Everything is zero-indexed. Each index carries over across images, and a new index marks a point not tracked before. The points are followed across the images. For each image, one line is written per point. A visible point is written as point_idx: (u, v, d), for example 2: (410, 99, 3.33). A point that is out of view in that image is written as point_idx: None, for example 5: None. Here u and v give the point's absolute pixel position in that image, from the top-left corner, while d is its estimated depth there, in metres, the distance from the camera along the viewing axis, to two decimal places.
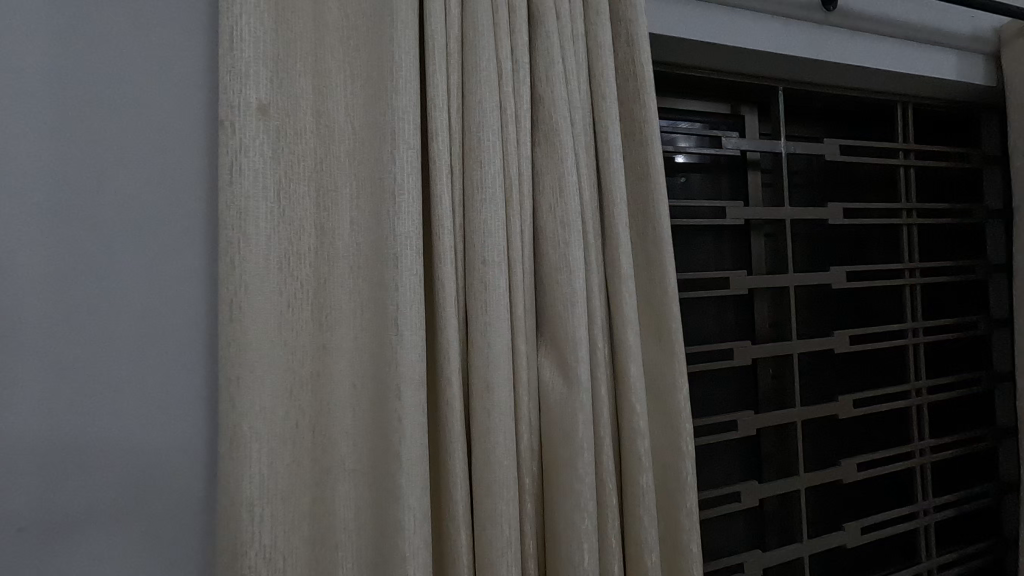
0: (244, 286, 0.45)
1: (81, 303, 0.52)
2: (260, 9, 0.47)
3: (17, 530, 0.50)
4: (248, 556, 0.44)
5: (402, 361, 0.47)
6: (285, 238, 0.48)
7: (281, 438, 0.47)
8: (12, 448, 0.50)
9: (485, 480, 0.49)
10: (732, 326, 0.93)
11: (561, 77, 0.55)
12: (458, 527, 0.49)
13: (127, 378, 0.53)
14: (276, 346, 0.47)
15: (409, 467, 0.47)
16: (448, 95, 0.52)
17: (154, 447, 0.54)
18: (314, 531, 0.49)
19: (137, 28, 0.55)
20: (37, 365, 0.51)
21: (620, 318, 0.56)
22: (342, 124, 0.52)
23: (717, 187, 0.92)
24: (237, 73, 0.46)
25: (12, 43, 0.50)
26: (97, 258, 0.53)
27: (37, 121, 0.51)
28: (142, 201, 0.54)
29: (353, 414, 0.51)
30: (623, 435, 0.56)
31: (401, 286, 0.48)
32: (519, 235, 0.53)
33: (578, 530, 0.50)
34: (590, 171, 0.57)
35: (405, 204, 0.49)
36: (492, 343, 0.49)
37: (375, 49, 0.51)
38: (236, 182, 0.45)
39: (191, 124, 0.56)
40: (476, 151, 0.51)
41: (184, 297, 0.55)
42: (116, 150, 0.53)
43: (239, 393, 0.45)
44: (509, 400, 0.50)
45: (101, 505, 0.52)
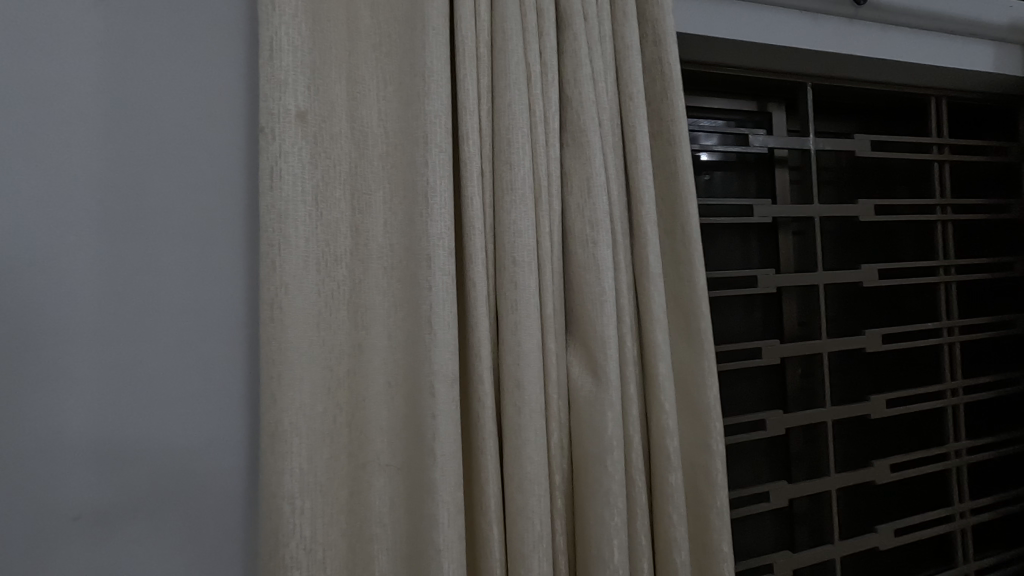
0: (284, 286, 0.46)
1: (130, 303, 0.55)
2: (298, 18, 0.48)
3: (74, 518, 0.52)
4: (289, 548, 0.46)
5: (435, 358, 0.49)
6: (322, 240, 0.50)
7: (320, 434, 0.49)
8: (68, 440, 0.53)
9: (516, 476, 0.50)
10: (760, 325, 0.92)
11: (589, 79, 0.55)
12: (490, 521, 0.50)
13: (173, 375, 0.56)
14: (315, 345, 0.49)
15: (443, 463, 0.48)
16: (478, 99, 0.53)
17: (198, 441, 0.56)
18: (350, 524, 0.51)
19: (181, 39, 0.57)
20: (90, 362, 0.53)
21: (649, 317, 0.56)
22: (375, 129, 0.54)
23: (744, 186, 0.91)
24: (276, 81, 0.47)
25: (65, 57, 0.53)
26: (144, 260, 0.55)
27: (88, 130, 0.54)
28: (185, 205, 0.57)
29: (387, 410, 0.53)
30: (652, 434, 0.57)
31: (434, 286, 0.49)
32: (548, 235, 0.53)
33: (608, 527, 0.51)
34: (618, 171, 0.58)
35: (438, 206, 0.50)
36: (523, 342, 0.50)
37: (407, 55, 0.53)
38: (276, 187, 0.47)
39: (230, 131, 0.58)
40: (506, 153, 0.52)
41: (225, 297, 0.58)
42: (161, 157, 0.56)
43: (280, 390, 0.46)
44: (540, 398, 0.51)
45: (149, 495, 0.55)
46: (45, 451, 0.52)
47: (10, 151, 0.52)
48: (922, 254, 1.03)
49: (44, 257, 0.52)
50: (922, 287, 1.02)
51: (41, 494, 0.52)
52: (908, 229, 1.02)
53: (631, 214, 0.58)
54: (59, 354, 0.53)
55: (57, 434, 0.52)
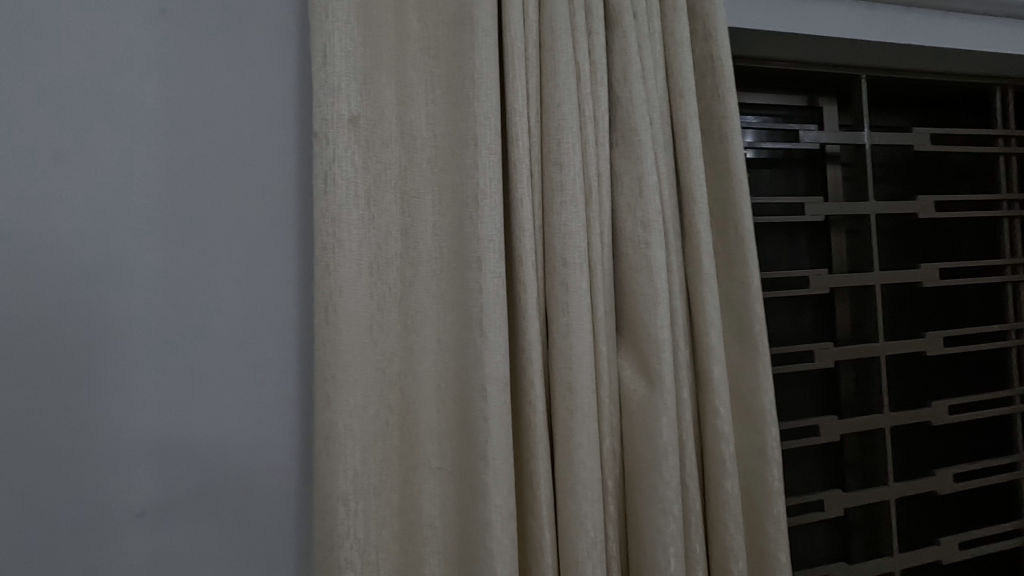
0: (338, 289, 0.47)
1: (189, 307, 0.56)
2: (350, 24, 0.49)
3: (137, 514, 0.54)
4: (344, 549, 0.46)
5: (486, 361, 0.48)
6: (374, 243, 0.50)
7: (372, 436, 0.49)
8: (131, 438, 0.54)
9: (568, 480, 0.49)
10: (811, 326, 0.89)
11: (639, 76, 0.54)
12: (543, 526, 0.49)
13: (227, 376, 0.57)
14: (368, 347, 0.49)
15: (495, 466, 0.48)
16: (527, 99, 0.52)
17: (252, 440, 0.57)
18: (403, 525, 0.51)
19: (236, 49, 0.58)
20: (151, 364, 0.55)
21: (702, 319, 0.55)
22: (423, 132, 0.54)
23: (792, 183, 0.88)
24: (329, 86, 0.48)
25: (128, 69, 0.55)
26: (199, 265, 0.57)
27: (148, 139, 0.56)
28: (239, 210, 0.58)
29: (438, 413, 0.53)
30: (705, 439, 0.55)
31: (484, 288, 0.49)
32: (598, 236, 0.53)
33: (663, 534, 0.49)
34: (668, 170, 0.56)
35: (488, 208, 0.49)
36: (574, 345, 0.49)
37: (455, 57, 0.53)
38: (330, 191, 0.47)
39: (282, 138, 0.59)
40: (556, 153, 0.51)
41: (277, 300, 0.59)
42: (216, 165, 0.57)
43: (335, 393, 0.47)
44: (592, 402, 0.50)
45: (206, 493, 0.56)
46: (109, 450, 0.54)
47: (79, 161, 0.54)
48: (985, 252, 0.98)
49: (109, 262, 0.54)
50: (985, 287, 0.96)
51: (106, 492, 0.53)
52: (968, 226, 0.97)
53: (682, 213, 0.57)
54: (122, 356, 0.54)
55: (121, 433, 0.54)
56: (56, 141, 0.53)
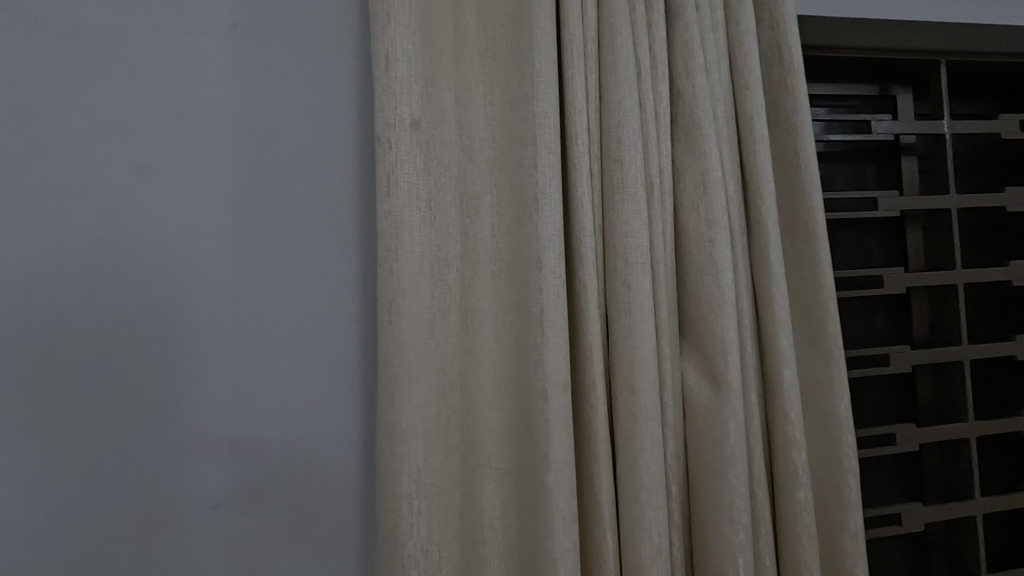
0: (400, 290, 0.48)
1: (259, 308, 0.59)
2: (412, 29, 0.50)
3: (212, 506, 0.57)
4: (407, 547, 0.47)
5: (547, 361, 0.48)
6: (435, 244, 0.51)
7: (434, 435, 0.49)
8: (205, 435, 0.57)
9: (631, 484, 0.48)
10: (883, 330, 0.84)
11: (702, 70, 0.53)
12: (605, 531, 0.48)
13: (293, 374, 0.59)
14: (429, 347, 0.50)
15: (557, 468, 0.47)
16: (586, 96, 0.52)
17: (317, 438, 0.59)
18: (464, 525, 0.51)
19: (302, 58, 0.61)
20: (224, 363, 0.58)
21: (770, 319, 0.53)
22: (482, 134, 0.54)
23: (862, 177, 0.83)
24: (392, 91, 0.48)
25: (203, 82, 0.58)
26: (268, 267, 0.59)
27: (222, 148, 0.58)
28: (304, 214, 0.60)
29: (498, 414, 0.52)
30: (774, 446, 0.53)
31: (544, 288, 0.48)
32: (661, 235, 0.51)
33: (731, 544, 0.47)
34: (733, 166, 0.54)
35: (548, 207, 0.49)
36: (636, 346, 0.48)
37: (514, 57, 0.52)
38: (392, 194, 0.48)
39: (345, 143, 0.61)
40: (616, 151, 0.51)
41: (340, 301, 0.60)
42: (282, 171, 0.59)
43: (398, 392, 0.47)
44: (656, 406, 0.48)
45: (274, 487, 0.58)
46: (186, 445, 0.57)
47: (160, 170, 0.57)
48: None
49: (187, 266, 0.58)
50: None
51: (183, 484, 0.56)
52: None
53: (747, 210, 0.55)
54: (198, 355, 0.57)
55: (196, 429, 0.57)
56: (141, 152, 0.57)
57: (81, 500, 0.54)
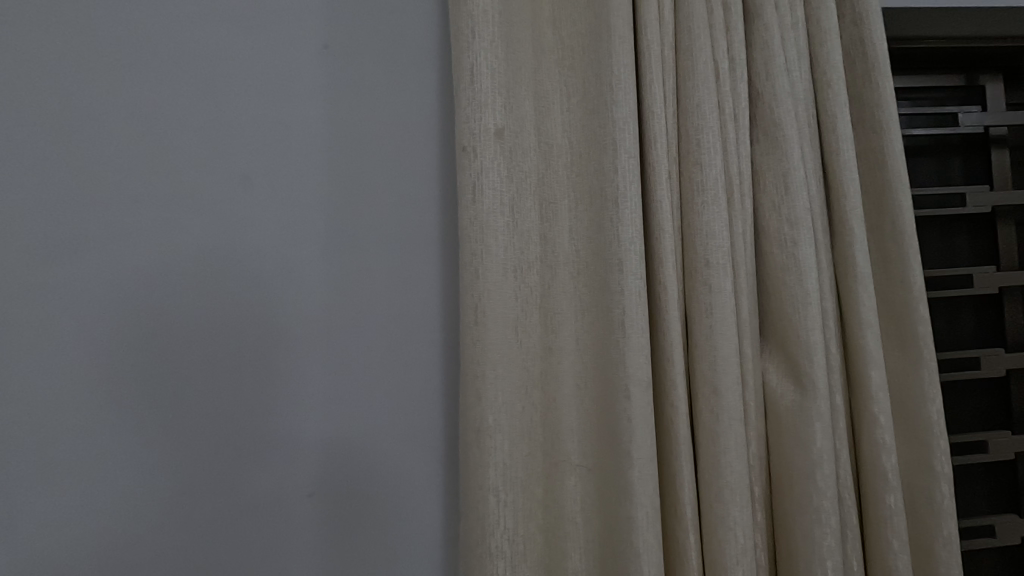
0: (486, 292, 0.50)
1: (349, 310, 0.63)
2: (494, 43, 0.52)
3: (308, 495, 0.61)
4: (494, 537, 0.49)
5: (630, 362, 0.49)
6: (518, 248, 0.53)
7: (518, 430, 0.51)
8: (300, 428, 0.61)
9: (714, 483, 0.48)
10: (970, 329, 0.79)
11: (783, 69, 0.53)
12: (687, 529, 0.49)
13: (380, 371, 0.63)
14: (512, 346, 0.52)
15: (640, 465, 0.48)
16: (664, 100, 0.52)
17: (403, 432, 0.63)
18: (546, 519, 0.53)
19: (387, 73, 0.64)
20: (318, 361, 0.62)
21: (857, 320, 0.52)
22: (560, 141, 0.56)
23: (947, 172, 0.79)
24: (477, 103, 0.51)
25: (298, 99, 0.63)
26: (355, 272, 0.63)
27: (314, 161, 0.63)
28: (389, 221, 0.63)
29: (578, 412, 0.54)
30: (860, 449, 0.52)
31: (626, 290, 0.49)
32: (742, 236, 0.51)
33: (819, 547, 0.47)
34: (815, 166, 0.54)
35: (628, 210, 0.50)
36: (718, 346, 0.49)
37: (592, 64, 0.54)
38: (477, 201, 0.50)
39: (426, 152, 0.64)
40: (695, 154, 0.51)
41: (421, 301, 0.64)
42: (369, 180, 0.63)
43: (484, 389, 0.49)
44: (739, 406, 0.49)
45: (364, 478, 0.62)
46: (284, 438, 0.61)
47: (260, 183, 0.62)
48: None
49: (285, 270, 0.62)
50: None
51: (282, 474, 0.61)
52: None
53: (829, 210, 0.54)
54: (295, 355, 0.62)
55: (292, 423, 0.61)
56: (243, 165, 0.62)
57: (194, 485, 0.60)
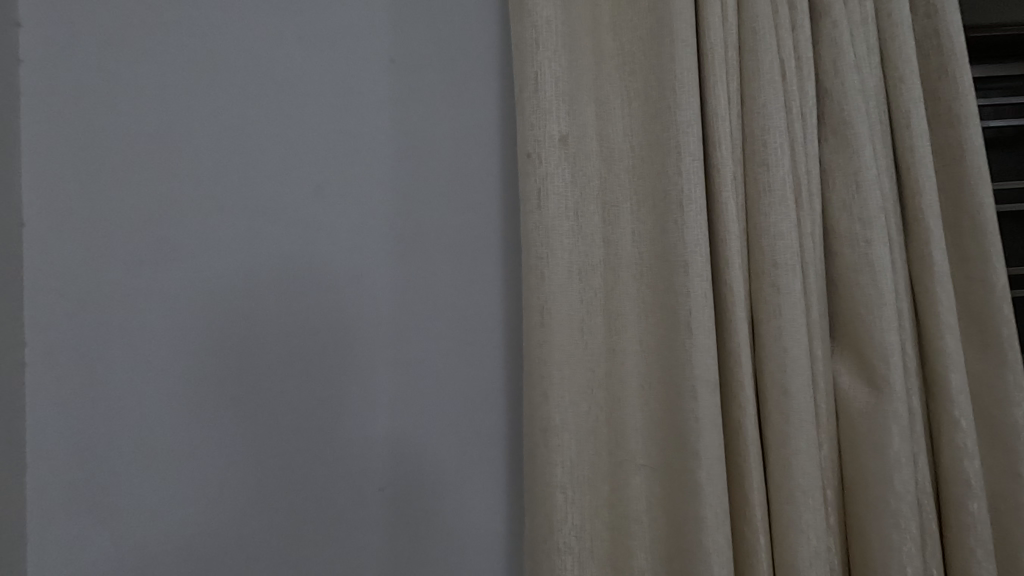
0: (552, 294, 0.51)
1: (416, 313, 0.65)
2: (558, 52, 0.53)
3: (379, 489, 0.64)
4: (562, 534, 0.50)
5: (697, 362, 0.49)
6: (582, 252, 0.54)
7: (585, 430, 0.53)
8: (371, 425, 0.64)
9: (785, 485, 0.48)
10: None
11: (852, 66, 0.52)
12: (757, 531, 0.49)
13: (446, 372, 0.65)
14: (577, 347, 0.53)
15: (709, 466, 0.48)
16: (728, 101, 0.52)
17: (467, 430, 0.65)
18: (612, 517, 0.54)
19: (451, 84, 0.67)
20: (387, 361, 0.65)
21: (934, 320, 0.50)
22: (622, 145, 0.57)
23: None
24: (542, 111, 0.52)
25: (367, 112, 0.66)
26: (422, 276, 0.66)
27: (382, 170, 0.66)
28: (453, 226, 0.66)
29: (643, 412, 0.55)
30: (939, 454, 0.50)
31: (692, 291, 0.50)
32: (811, 236, 0.51)
33: (897, 552, 0.46)
34: (887, 163, 0.53)
35: (693, 212, 0.50)
36: (788, 348, 0.48)
37: (654, 68, 0.54)
38: (543, 205, 0.52)
39: (488, 159, 0.66)
40: (761, 154, 0.51)
41: (485, 304, 0.66)
42: (434, 188, 0.66)
43: (551, 388, 0.51)
44: (810, 407, 0.48)
45: (431, 474, 0.64)
46: (355, 434, 0.64)
47: (333, 193, 0.66)
48: None
49: (356, 275, 0.65)
50: None
51: (354, 468, 0.64)
52: None
53: (902, 208, 0.53)
54: (366, 355, 0.65)
55: (363, 421, 0.64)
56: (317, 176, 0.66)
57: (274, 477, 0.64)
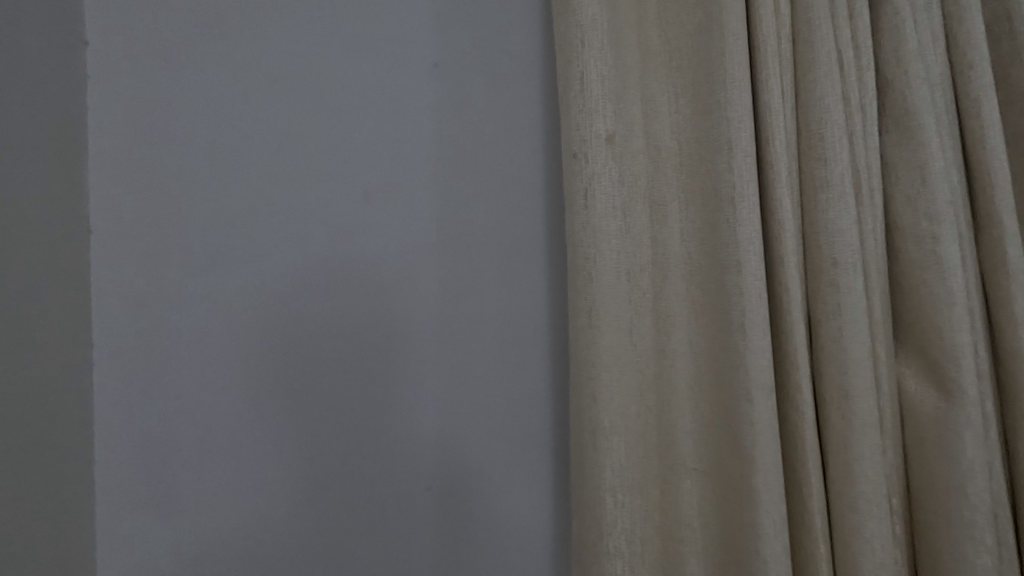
0: (599, 295, 0.51)
1: (461, 315, 0.66)
2: (604, 51, 0.53)
3: (426, 489, 0.65)
4: (612, 538, 0.49)
5: (751, 364, 0.48)
6: (630, 252, 0.53)
7: (634, 432, 0.52)
8: (419, 425, 0.65)
9: (847, 493, 0.46)
10: None
11: (916, 55, 0.49)
12: (818, 540, 0.47)
13: (491, 373, 0.65)
14: (625, 348, 0.52)
15: (766, 472, 0.47)
16: (782, 94, 0.50)
17: (513, 431, 0.65)
18: (663, 522, 0.53)
19: (494, 87, 0.67)
20: (434, 362, 0.66)
21: (1010, 321, 0.47)
22: (669, 143, 0.56)
23: None
24: (588, 110, 0.52)
25: (412, 117, 0.67)
26: (466, 278, 0.66)
27: (428, 174, 0.67)
28: (498, 228, 0.66)
29: (694, 414, 0.53)
30: (1017, 462, 0.48)
31: (746, 291, 0.48)
32: (872, 233, 0.49)
33: (972, 566, 0.44)
34: (956, 156, 0.50)
35: (747, 210, 0.49)
36: (850, 350, 0.46)
37: (702, 64, 0.53)
38: (590, 206, 0.52)
39: (531, 161, 0.67)
40: (818, 149, 0.49)
41: (529, 305, 0.66)
42: (478, 190, 0.66)
43: (600, 390, 0.50)
44: (874, 411, 0.46)
45: (478, 474, 0.65)
46: (403, 433, 0.65)
47: (380, 197, 0.67)
48: None
49: (403, 277, 0.66)
50: None
51: (402, 467, 0.65)
52: None
53: (972, 202, 0.50)
54: (413, 356, 0.66)
55: (411, 421, 0.65)
56: (364, 181, 0.67)
57: (325, 475, 0.65)
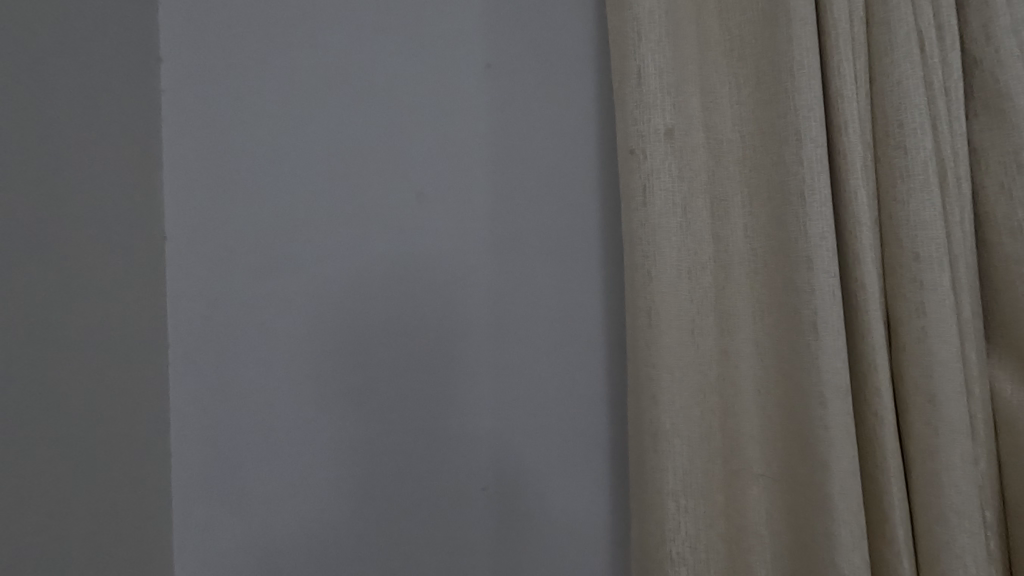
0: (659, 293, 0.50)
1: (515, 316, 0.66)
2: (661, 45, 0.52)
3: (483, 489, 0.65)
4: (675, 544, 0.48)
5: (824, 366, 0.45)
6: (690, 249, 0.52)
7: (697, 435, 0.50)
8: (474, 425, 0.66)
9: (934, 504, 0.43)
10: None
11: (1009, 31, 0.46)
12: (900, 553, 0.44)
13: (546, 374, 0.65)
14: (686, 349, 0.51)
15: (842, 480, 0.44)
16: (856, 80, 0.47)
17: (569, 432, 0.65)
18: (728, 529, 0.51)
19: (546, 86, 0.67)
20: (488, 363, 0.66)
21: None
22: (730, 135, 0.53)
23: None
24: (645, 105, 0.51)
25: (465, 120, 0.68)
26: (520, 279, 0.66)
27: (480, 176, 0.67)
28: (550, 228, 0.66)
29: (760, 418, 0.51)
30: None
31: (817, 289, 0.45)
32: (960, 224, 0.45)
33: None
34: None
35: (818, 203, 0.46)
36: (935, 351, 0.43)
37: (766, 52, 0.51)
38: (648, 202, 0.50)
39: (584, 159, 0.66)
40: (897, 137, 0.46)
41: (584, 305, 0.65)
42: (531, 190, 0.66)
43: (660, 392, 0.49)
44: (963, 418, 0.43)
45: (534, 475, 0.64)
46: (458, 434, 0.66)
47: (434, 200, 0.68)
48: None
49: (457, 278, 0.67)
50: None
51: (458, 466, 0.66)
52: None
53: None
54: (468, 357, 0.66)
55: (466, 421, 0.66)
56: (419, 185, 0.68)
57: (384, 473, 0.67)
